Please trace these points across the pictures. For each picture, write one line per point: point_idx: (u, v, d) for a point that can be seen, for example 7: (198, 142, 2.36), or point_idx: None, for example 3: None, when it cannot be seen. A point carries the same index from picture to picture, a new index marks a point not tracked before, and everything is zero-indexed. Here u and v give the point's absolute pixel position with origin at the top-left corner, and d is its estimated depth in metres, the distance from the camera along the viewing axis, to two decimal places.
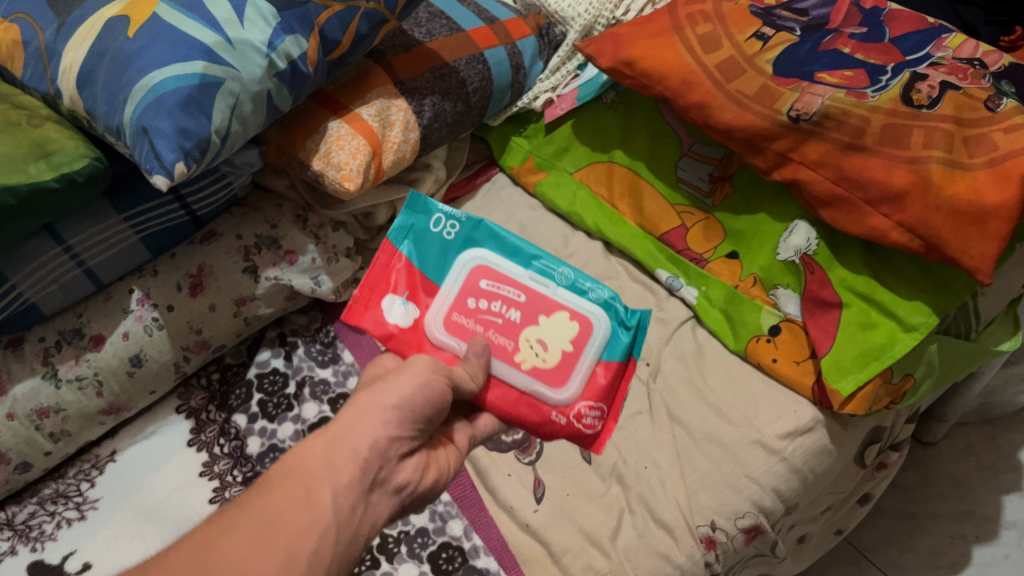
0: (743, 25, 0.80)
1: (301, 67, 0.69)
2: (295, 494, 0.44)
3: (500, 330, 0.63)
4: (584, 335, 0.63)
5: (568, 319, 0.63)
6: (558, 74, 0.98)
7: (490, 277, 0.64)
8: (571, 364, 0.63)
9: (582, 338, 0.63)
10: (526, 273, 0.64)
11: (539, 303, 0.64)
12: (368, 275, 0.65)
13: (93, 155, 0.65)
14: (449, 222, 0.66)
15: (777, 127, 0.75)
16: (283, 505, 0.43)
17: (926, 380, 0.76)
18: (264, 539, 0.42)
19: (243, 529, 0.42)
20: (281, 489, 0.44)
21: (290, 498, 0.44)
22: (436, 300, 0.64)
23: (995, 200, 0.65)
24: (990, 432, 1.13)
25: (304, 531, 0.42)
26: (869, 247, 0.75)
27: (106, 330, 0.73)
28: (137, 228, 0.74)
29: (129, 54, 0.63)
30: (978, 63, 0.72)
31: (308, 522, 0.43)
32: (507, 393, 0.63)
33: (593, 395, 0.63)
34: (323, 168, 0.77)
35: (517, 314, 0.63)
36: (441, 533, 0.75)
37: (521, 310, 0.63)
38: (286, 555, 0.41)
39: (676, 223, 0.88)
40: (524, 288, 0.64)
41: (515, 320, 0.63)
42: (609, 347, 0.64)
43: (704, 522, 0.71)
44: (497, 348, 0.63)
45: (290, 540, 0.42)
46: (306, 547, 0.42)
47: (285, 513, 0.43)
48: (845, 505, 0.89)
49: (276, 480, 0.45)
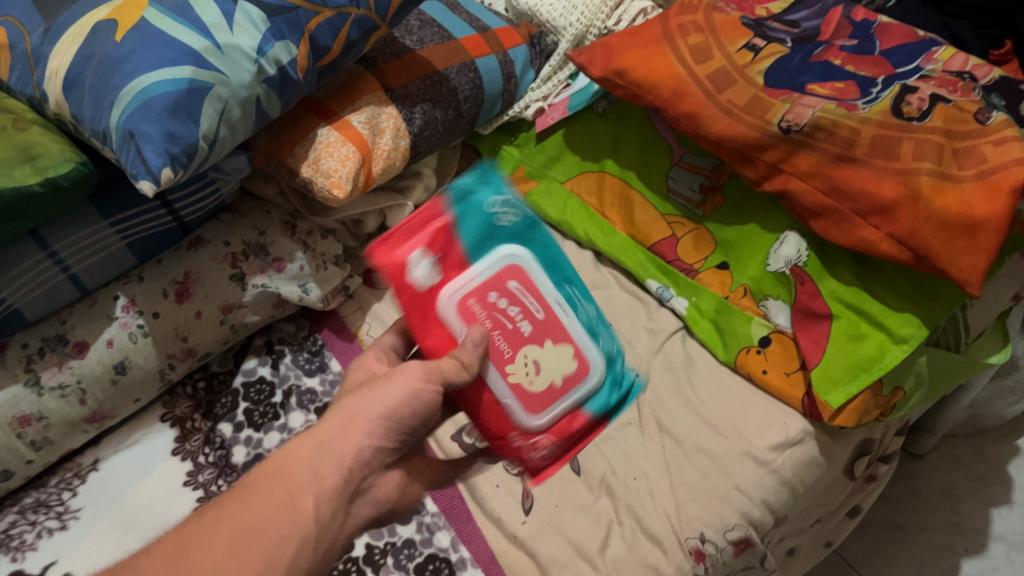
0: (734, 36, 0.80)
1: (291, 73, 0.69)
2: (278, 501, 0.47)
3: (506, 335, 0.60)
4: (577, 378, 0.62)
5: (569, 356, 0.62)
6: (548, 84, 0.99)
7: (520, 281, 0.62)
8: (552, 399, 0.61)
9: (574, 382, 0.62)
10: (554, 292, 0.63)
11: (551, 328, 0.62)
12: (408, 219, 0.63)
13: (79, 160, 0.64)
14: (507, 209, 0.64)
15: (767, 138, 0.75)
16: (265, 511, 0.46)
17: (916, 392, 0.76)
18: (244, 547, 0.44)
19: (225, 534, 0.44)
20: (264, 495, 0.47)
21: (273, 505, 0.46)
22: (460, 278, 0.61)
23: (984, 213, 0.65)
24: (979, 444, 1.13)
25: (283, 540, 0.45)
26: (859, 258, 0.76)
27: (90, 336, 0.72)
28: (123, 234, 0.73)
29: (117, 58, 0.63)
30: (969, 76, 0.72)
31: (287, 531, 0.45)
32: (479, 392, 0.61)
33: (559, 435, 0.62)
34: (312, 175, 0.77)
35: (528, 328, 0.61)
36: (428, 544, 0.73)
37: (533, 326, 0.61)
38: (262, 563, 0.44)
39: (666, 233, 0.88)
40: (546, 307, 0.62)
41: (523, 333, 0.61)
42: (594, 399, 0.63)
43: (693, 534, 0.70)
44: (494, 350, 0.60)
45: (269, 548, 0.44)
46: (283, 555, 0.45)
47: (266, 522, 0.45)
48: (835, 517, 0.89)
49: (261, 485, 0.48)
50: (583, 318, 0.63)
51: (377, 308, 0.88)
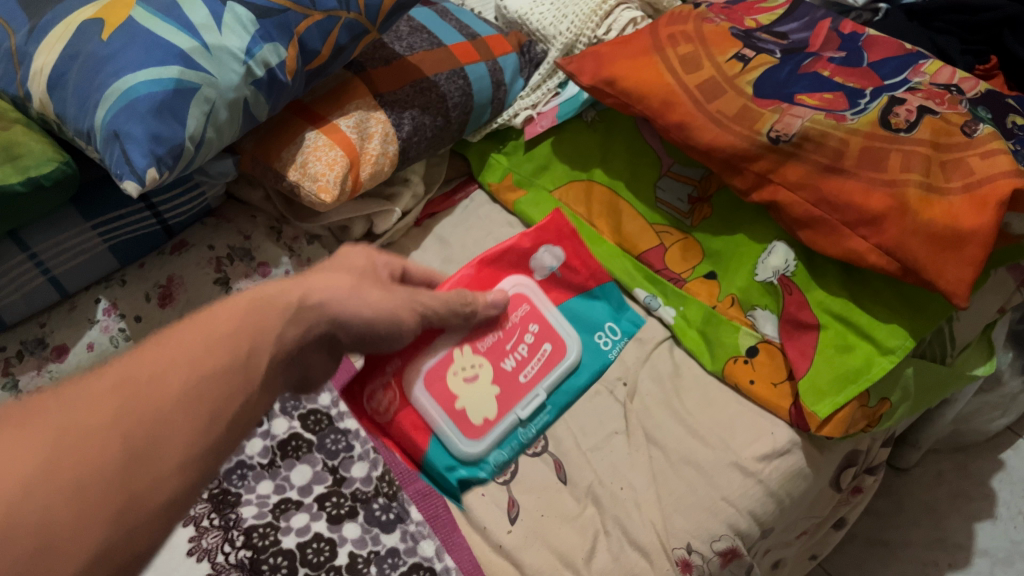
0: (723, 46, 0.80)
1: (280, 76, 0.68)
2: (231, 346, 0.41)
3: None
4: (468, 427, 0.76)
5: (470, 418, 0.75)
6: (538, 92, 0.99)
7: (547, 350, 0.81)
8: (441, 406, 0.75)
9: (465, 425, 0.76)
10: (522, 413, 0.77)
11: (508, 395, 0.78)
12: None
13: (61, 160, 0.64)
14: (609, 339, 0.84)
15: (756, 148, 0.75)
16: (221, 340, 0.41)
17: (902, 404, 0.76)
18: (201, 364, 0.39)
19: (174, 355, 0.39)
20: (210, 332, 0.41)
21: (221, 349, 0.41)
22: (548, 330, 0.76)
23: (971, 225, 0.65)
24: (962, 459, 1.14)
25: (231, 369, 0.40)
26: (846, 269, 0.76)
27: (70, 339, 0.70)
28: (105, 236, 0.72)
29: (102, 57, 0.62)
30: (955, 90, 0.72)
31: (236, 371, 0.40)
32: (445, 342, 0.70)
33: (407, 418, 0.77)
34: (299, 179, 0.76)
35: None
36: (412, 554, 0.70)
37: None
38: (219, 380, 0.39)
39: (654, 242, 0.88)
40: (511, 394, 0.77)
41: None
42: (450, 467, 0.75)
43: (680, 544, 0.70)
44: None
45: (221, 371, 0.40)
46: (233, 401, 0.40)
47: (215, 350, 0.40)
48: (820, 530, 0.89)
49: (194, 336, 0.41)
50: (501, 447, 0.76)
51: None
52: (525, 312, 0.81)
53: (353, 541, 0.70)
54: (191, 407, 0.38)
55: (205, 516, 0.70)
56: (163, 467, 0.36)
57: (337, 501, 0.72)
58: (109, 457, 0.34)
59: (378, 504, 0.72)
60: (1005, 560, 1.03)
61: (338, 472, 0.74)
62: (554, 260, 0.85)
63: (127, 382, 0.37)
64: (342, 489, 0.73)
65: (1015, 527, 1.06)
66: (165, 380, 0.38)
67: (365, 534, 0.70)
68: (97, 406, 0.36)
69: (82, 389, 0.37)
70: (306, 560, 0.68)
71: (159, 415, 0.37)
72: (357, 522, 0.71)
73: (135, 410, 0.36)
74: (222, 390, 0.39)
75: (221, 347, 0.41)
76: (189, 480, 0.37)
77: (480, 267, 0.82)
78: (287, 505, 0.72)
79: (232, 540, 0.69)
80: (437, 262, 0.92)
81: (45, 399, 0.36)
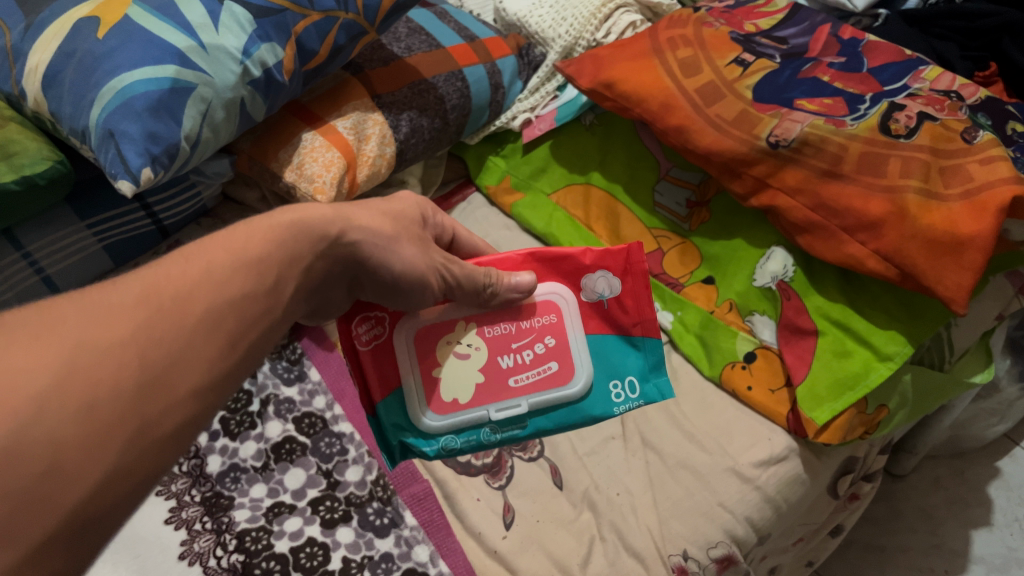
0: (723, 51, 0.80)
1: (276, 76, 0.68)
2: (254, 273, 0.40)
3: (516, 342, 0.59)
4: (437, 406, 0.59)
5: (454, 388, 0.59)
6: (536, 95, 0.99)
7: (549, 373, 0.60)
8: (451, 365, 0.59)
9: (431, 400, 0.59)
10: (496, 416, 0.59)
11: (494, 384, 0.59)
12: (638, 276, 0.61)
13: (57, 158, 0.63)
14: (626, 391, 0.62)
15: (755, 152, 0.75)
16: (238, 263, 0.40)
17: (900, 411, 0.75)
18: (216, 281, 0.38)
19: (191, 270, 0.38)
20: (232, 247, 0.41)
21: (246, 272, 0.40)
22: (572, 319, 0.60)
23: (971, 231, 0.65)
24: (959, 466, 1.13)
25: (251, 294, 0.40)
26: (845, 275, 0.76)
27: None
28: (100, 236, 0.72)
29: (98, 56, 0.61)
30: (955, 96, 0.72)
31: (255, 304, 0.40)
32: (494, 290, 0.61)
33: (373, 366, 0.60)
34: (295, 180, 0.76)
35: (505, 360, 0.59)
36: (406, 559, 0.69)
37: (505, 358, 0.59)
38: (235, 304, 0.39)
39: (652, 247, 0.87)
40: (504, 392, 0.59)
41: (500, 363, 0.59)
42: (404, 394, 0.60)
43: (676, 551, 0.69)
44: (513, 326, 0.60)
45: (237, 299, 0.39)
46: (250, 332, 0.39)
47: (236, 275, 0.39)
48: (817, 536, 0.88)
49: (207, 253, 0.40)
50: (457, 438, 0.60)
51: None
52: (548, 322, 0.60)
53: (346, 546, 0.69)
54: (212, 331, 0.37)
55: (197, 519, 0.70)
56: (177, 390, 0.34)
57: (331, 505, 0.72)
58: (124, 383, 0.33)
59: (372, 508, 0.72)
60: (1002, 567, 1.03)
61: (331, 476, 0.74)
62: (608, 288, 0.61)
63: (146, 292, 0.36)
64: (336, 493, 0.73)
65: (1011, 534, 1.06)
66: (188, 299, 0.37)
67: (358, 539, 0.70)
68: (105, 324, 0.34)
69: (109, 300, 0.36)
70: (300, 565, 0.68)
71: (174, 342, 0.35)
72: (351, 526, 0.71)
73: (159, 326, 0.35)
74: (241, 317, 0.38)
75: (242, 272, 0.40)
76: (203, 405, 0.35)
77: (530, 258, 0.60)
78: (281, 508, 0.71)
79: (224, 543, 0.69)
80: None
81: (62, 304, 0.35)
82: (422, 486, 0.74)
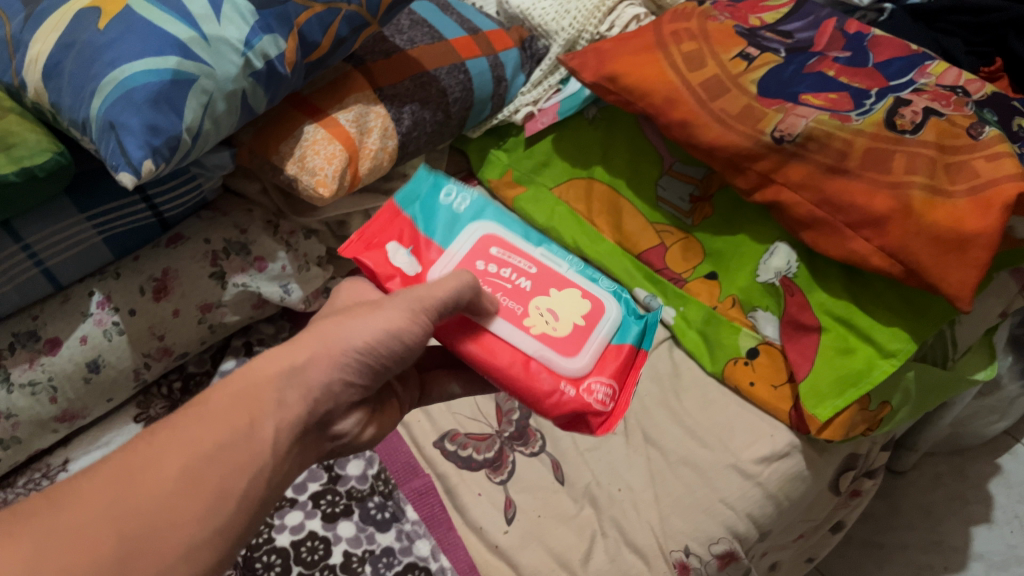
0: (727, 44, 0.80)
1: (278, 68, 0.67)
2: (238, 426, 0.44)
3: (509, 293, 0.55)
4: (595, 312, 0.56)
5: (579, 297, 0.57)
6: (539, 88, 0.97)
7: (502, 246, 0.58)
8: (583, 337, 0.55)
9: (564, 335, 0.54)
10: (538, 250, 0.59)
11: (551, 277, 0.57)
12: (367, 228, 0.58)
13: (56, 150, 0.62)
14: (459, 197, 0.61)
15: (760, 147, 0.74)
16: (225, 433, 0.44)
17: (903, 407, 0.75)
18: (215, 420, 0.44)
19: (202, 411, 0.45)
20: (222, 416, 0.44)
21: (232, 430, 0.44)
22: (442, 257, 0.57)
23: (976, 228, 0.64)
24: (959, 462, 1.13)
25: (240, 468, 0.43)
26: (849, 270, 0.75)
27: (63, 332, 0.70)
28: (100, 229, 0.71)
29: (99, 46, 0.61)
30: (961, 91, 0.72)
31: (251, 453, 0.44)
32: (511, 355, 0.53)
33: (610, 373, 0.55)
34: (297, 173, 0.75)
35: (528, 283, 0.56)
36: (408, 553, 0.69)
37: (532, 280, 0.56)
38: (218, 486, 0.42)
39: (655, 241, 0.87)
40: (535, 262, 0.58)
41: (524, 287, 0.56)
42: (620, 331, 0.57)
43: (677, 547, 0.69)
44: (505, 310, 0.54)
45: (219, 481, 0.42)
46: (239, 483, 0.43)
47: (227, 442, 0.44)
48: (818, 532, 0.88)
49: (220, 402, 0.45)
50: (577, 269, 0.59)
51: None
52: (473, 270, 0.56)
53: (348, 539, 0.69)
54: (194, 492, 0.41)
55: None
56: (168, 549, 0.39)
57: (332, 499, 0.72)
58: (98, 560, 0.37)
59: (372, 503, 0.72)
60: (1001, 564, 1.03)
61: (332, 470, 0.74)
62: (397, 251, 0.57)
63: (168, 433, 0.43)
64: (336, 487, 0.73)
65: (1010, 531, 1.06)
66: (164, 460, 0.42)
67: (360, 533, 0.70)
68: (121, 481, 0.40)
69: (94, 475, 0.41)
70: (300, 559, 0.68)
71: (163, 508, 0.40)
72: (353, 521, 0.71)
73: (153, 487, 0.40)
74: (228, 465, 0.43)
75: (226, 425, 0.44)
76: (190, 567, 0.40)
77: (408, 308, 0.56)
78: (282, 502, 0.71)
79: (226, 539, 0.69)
80: None
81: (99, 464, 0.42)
82: (423, 480, 0.74)
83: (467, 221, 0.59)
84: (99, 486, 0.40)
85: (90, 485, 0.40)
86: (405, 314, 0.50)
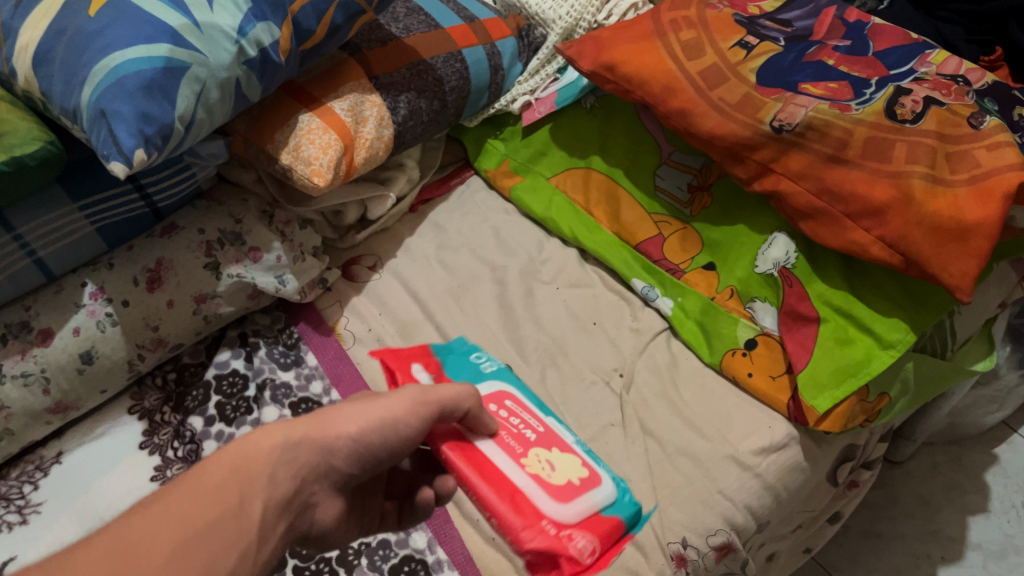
0: (726, 33, 0.79)
1: (273, 56, 0.66)
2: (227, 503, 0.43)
3: (511, 437, 0.52)
4: (590, 482, 0.51)
5: (579, 463, 0.52)
6: (536, 77, 0.97)
7: (517, 403, 0.56)
8: (576, 488, 0.50)
9: (557, 489, 0.50)
10: (547, 418, 0.56)
11: (556, 439, 0.54)
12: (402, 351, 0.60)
13: (47, 139, 0.62)
14: (488, 360, 0.61)
15: (759, 137, 0.73)
16: (213, 514, 0.42)
17: (902, 398, 0.75)
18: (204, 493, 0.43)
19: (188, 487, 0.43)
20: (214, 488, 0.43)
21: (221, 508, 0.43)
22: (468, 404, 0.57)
23: (976, 217, 0.64)
24: (957, 452, 1.13)
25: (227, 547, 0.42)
26: (847, 260, 0.75)
27: (56, 324, 0.69)
28: (92, 219, 0.70)
29: (90, 34, 0.60)
30: (962, 80, 0.71)
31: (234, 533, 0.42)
32: (499, 483, 0.49)
33: (596, 533, 0.49)
34: (292, 163, 0.74)
35: (532, 434, 0.53)
36: (404, 546, 0.69)
37: (537, 435, 0.53)
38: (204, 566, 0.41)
39: (653, 232, 0.87)
40: (545, 424, 0.55)
41: (528, 436, 0.53)
42: (614, 505, 0.51)
43: (675, 539, 0.69)
44: (504, 444, 0.51)
45: (209, 554, 0.41)
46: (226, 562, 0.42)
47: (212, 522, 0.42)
48: (816, 523, 0.88)
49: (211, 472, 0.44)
50: (583, 447, 0.55)
51: (357, 303, 0.86)
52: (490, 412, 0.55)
53: None
54: (177, 570, 0.40)
55: None
56: None
57: None
58: None
59: None
60: (998, 554, 1.03)
61: None
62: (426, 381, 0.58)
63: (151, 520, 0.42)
64: None
65: (1008, 521, 1.06)
66: (155, 539, 0.40)
67: None
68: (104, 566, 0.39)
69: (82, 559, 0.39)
70: (296, 551, 0.68)
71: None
72: None
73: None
74: (219, 541, 0.42)
75: (214, 501, 0.43)
76: None
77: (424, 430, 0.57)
78: None
79: None
80: (432, 247, 0.91)
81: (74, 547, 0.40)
82: None
83: (488, 379, 0.58)
84: (96, 560, 0.39)
85: (87, 561, 0.39)
86: (405, 405, 0.48)
